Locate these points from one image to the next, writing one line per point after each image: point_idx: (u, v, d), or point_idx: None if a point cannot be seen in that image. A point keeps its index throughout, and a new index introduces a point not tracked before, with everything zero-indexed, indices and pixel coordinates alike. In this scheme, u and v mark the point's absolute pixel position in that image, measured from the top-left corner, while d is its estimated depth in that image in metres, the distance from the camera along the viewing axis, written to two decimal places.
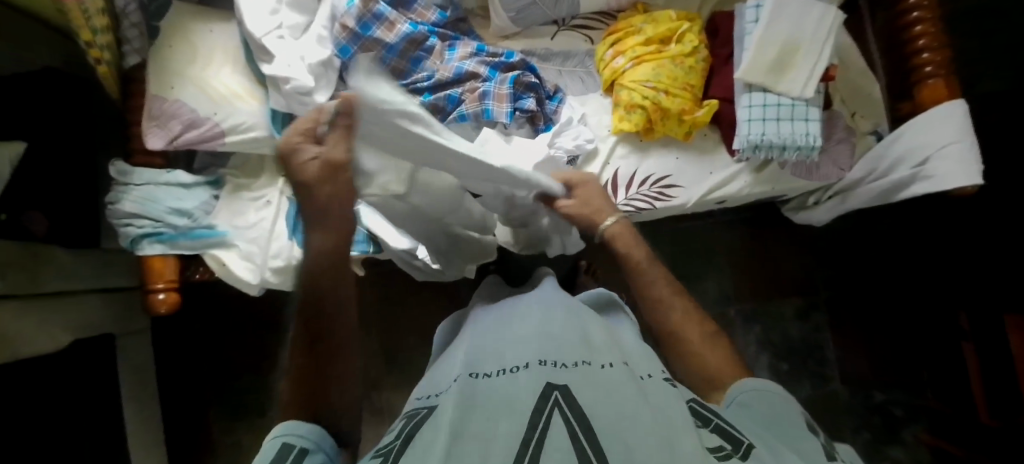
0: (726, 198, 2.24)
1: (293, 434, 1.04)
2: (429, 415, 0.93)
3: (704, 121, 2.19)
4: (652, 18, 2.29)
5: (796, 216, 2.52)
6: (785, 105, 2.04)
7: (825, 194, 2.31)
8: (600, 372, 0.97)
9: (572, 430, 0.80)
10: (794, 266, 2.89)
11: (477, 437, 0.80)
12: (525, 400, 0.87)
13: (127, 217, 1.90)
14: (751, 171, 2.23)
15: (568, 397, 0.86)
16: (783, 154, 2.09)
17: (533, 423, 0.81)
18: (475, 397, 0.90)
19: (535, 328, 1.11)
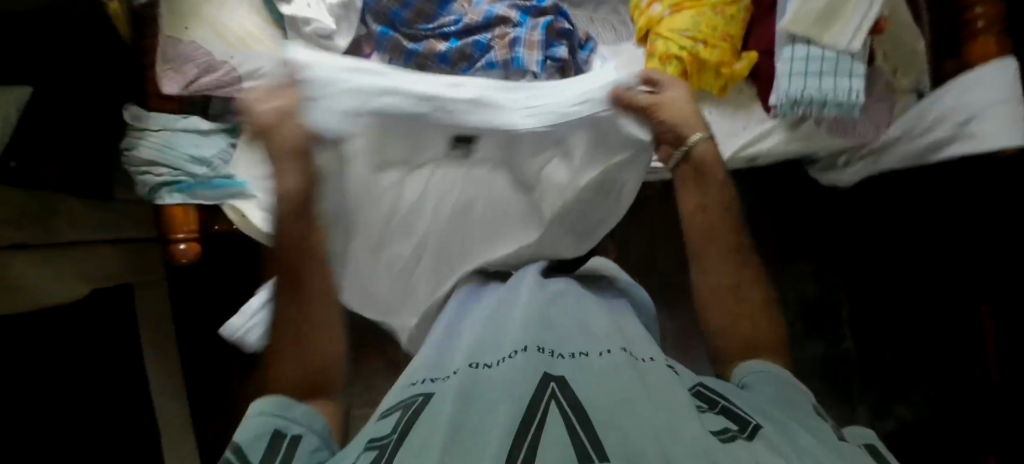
0: (758, 156, 2.00)
1: (271, 411, 0.98)
2: (425, 406, 0.82)
3: (743, 75, 1.99)
4: None
5: (822, 176, 2.26)
6: (830, 58, 1.78)
7: (857, 153, 2.07)
8: (602, 360, 0.88)
9: (572, 420, 0.72)
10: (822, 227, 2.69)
11: (477, 448, 0.68)
12: (527, 395, 0.77)
13: (146, 166, 1.88)
14: (786, 128, 1.97)
15: (565, 390, 0.78)
16: (821, 111, 1.84)
17: (531, 428, 0.70)
18: (468, 418, 0.74)
19: (542, 313, 1.04)
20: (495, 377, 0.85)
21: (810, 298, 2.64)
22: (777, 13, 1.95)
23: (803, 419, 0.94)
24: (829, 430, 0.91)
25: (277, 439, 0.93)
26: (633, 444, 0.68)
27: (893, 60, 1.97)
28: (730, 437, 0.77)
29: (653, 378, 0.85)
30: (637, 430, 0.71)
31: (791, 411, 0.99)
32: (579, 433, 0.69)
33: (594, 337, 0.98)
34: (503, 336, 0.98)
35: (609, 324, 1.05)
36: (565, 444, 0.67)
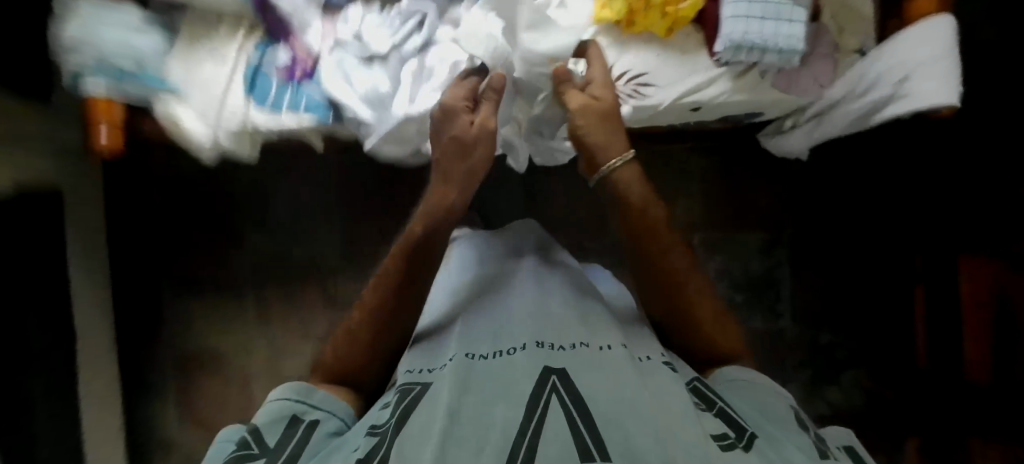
0: (701, 105, 1.70)
1: (292, 398, 0.97)
2: (418, 401, 0.78)
3: (688, 18, 1.62)
4: None
5: (771, 141, 2.08)
6: (773, 2, 1.52)
7: (803, 116, 1.85)
8: (601, 353, 0.85)
9: (571, 418, 0.68)
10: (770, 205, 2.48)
11: (473, 446, 0.65)
12: (522, 392, 0.73)
13: (68, 47, 1.61)
14: (731, 77, 1.66)
15: (566, 384, 0.74)
16: (761, 59, 1.58)
17: (532, 427, 0.67)
18: (462, 411, 0.70)
19: (533, 304, 1.01)
20: (488, 366, 0.82)
21: (755, 272, 2.51)
22: None
23: (780, 426, 0.87)
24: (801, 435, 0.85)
25: (297, 425, 0.93)
26: (634, 444, 0.65)
27: (838, 16, 1.69)
28: (729, 442, 0.72)
29: (652, 372, 0.82)
30: (639, 424, 0.68)
31: (768, 420, 0.89)
32: (580, 430, 0.66)
33: (592, 330, 0.93)
34: (497, 327, 0.95)
35: (603, 316, 1.02)
36: (567, 444, 0.64)
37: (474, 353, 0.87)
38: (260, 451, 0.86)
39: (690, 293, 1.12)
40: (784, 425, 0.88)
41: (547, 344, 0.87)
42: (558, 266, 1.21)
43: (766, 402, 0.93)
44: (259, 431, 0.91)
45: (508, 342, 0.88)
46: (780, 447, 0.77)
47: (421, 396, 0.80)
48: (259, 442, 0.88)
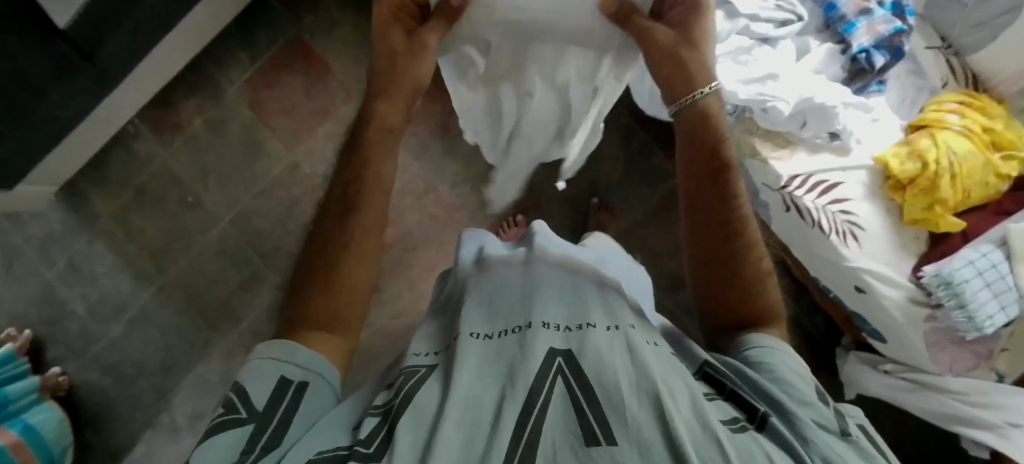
0: (850, 228, 0.72)
1: (304, 365, 0.38)
2: (420, 384, 0.38)
3: (923, 254, 0.73)
4: (995, 119, 0.70)
5: (859, 368, 0.88)
6: (1003, 284, 0.68)
7: (990, 266, 0.68)
8: (614, 339, 0.40)
9: (576, 397, 0.35)
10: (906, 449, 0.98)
11: (474, 430, 0.34)
12: (516, 366, 0.38)
13: None
14: (896, 281, 0.73)
15: (576, 362, 0.38)
16: (940, 288, 0.70)
17: (531, 407, 0.34)
18: (427, 405, 0.36)
19: (542, 286, 0.47)
20: (494, 355, 0.40)
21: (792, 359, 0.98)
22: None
23: (803, 403, 0.39)
24: (822, 404, 0.39)
25: (291, 386, 0.37)
26: (645, 428, 0.32)
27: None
28: (732, 426, 0.35)
29: (672, 359, 0.41)
30: (648, 407, 0.33)
31: (785, 390, 0.39)
32: (582, 409, 0.34)
33: (602, 313, 0.44)
34: (483, 302, 0.47)
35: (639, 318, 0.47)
36: (569, 424, 0.33)
37: (468, 334, 0.42)
38: (248, 415, 0.34)
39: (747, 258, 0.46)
40: (794, 387, 0.40)
41: (552, 327, 0.42)
42: (572, 254, 0.54)
43: (795, 383, 0.40)
44: (246, 384, 0.36)
45: (508, 317, 0.44)
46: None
47: (422, 382, 0.39)
48: (246, 398, 0.35)
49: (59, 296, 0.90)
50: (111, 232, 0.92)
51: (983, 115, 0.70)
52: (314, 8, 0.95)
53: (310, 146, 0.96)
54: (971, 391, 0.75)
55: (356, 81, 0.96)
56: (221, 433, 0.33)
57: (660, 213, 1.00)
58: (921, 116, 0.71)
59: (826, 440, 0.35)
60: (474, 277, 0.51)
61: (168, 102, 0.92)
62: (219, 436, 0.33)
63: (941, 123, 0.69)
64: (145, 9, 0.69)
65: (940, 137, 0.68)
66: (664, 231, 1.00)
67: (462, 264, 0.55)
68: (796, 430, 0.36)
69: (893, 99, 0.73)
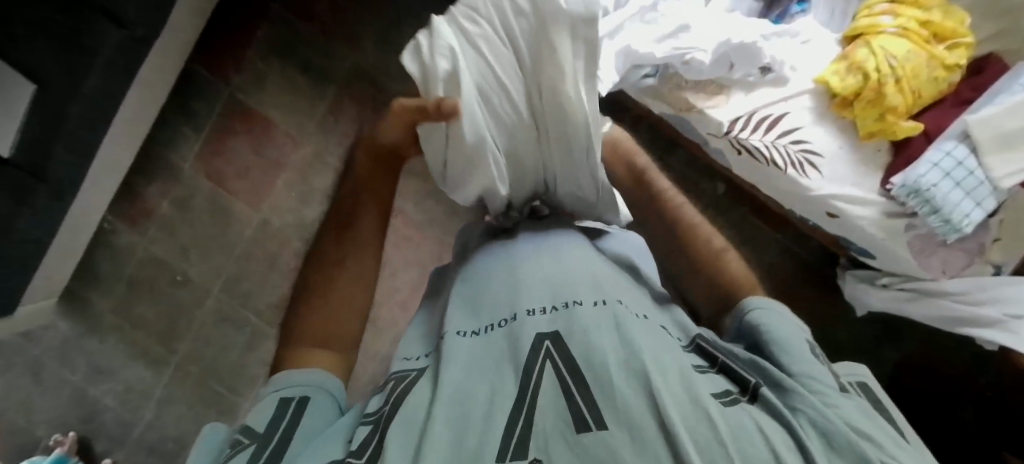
0: (806, 146, 0.70)
1: (305, 383, 0.38)
2: (413, 386, 0.37)
3: (888, 162, 0.70)
4: (928, 10, 0.68)
5: (854, 293, 0.86)
6: (972, 178, 0.66)
7: (955, 163, 0.66)
8: (602, 316, 0.39)
9: (566, 382, 0.34)
10: (921, 350, 0.98)
11: (465, 425, 0.33)
12: (505, 361, 0.37)
13: None
14: (871, 199, 0.70)
15: (563, 344, 0.37)
16: (914, 197, 0.67)
17: (523, 399, 0.34)
18: (416, 406, 0.35)
19: (528, 268, 0.45)
20: (482, 349, 0.39)
21: (786, 290, 0.98)
22: (999, 100, 0.67)
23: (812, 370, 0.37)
24: (821, 364, 0.38)
25: (292, 403, 0.37)
26: (635, 410, 0.31)
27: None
28: (723, 399, 0.34)
29: (662, 333, 0.39)
30: (639, 388, 0.32)
31: (786, 364, 0.38)
32: (575, 396, 0.33)
33: (589, 288, 0.43)
34: (482, 294, 0.45)
35: (629, 288, 0.45)
36: (561, 410, 0.32)
37: (452, 332, 0.41)
38: (251, 439, 0.34)
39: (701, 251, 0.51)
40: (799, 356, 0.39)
41: (539, 311, 0.41)
42: (555, 237, 0.50)
43: (799, 353, 0.39)
44: (250, 420, 0.36)
45: (493, 308, 0.43)
46: (795, 436, 0.32)
47: (414, 384, 0.38)
48: (248, 428, 0.35)
49: (90, 395, 0.96)
50: (119, 325, 0.97)
51: (919, 10, 0.68)
52: (240, 69, 0.96)
53: (274, 201, 0.98)
54: (970, 291, 0.71)
55: (303, 128, 0.98)
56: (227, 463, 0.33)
57: None
58: (856, 25, 0.69)
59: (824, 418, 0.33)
60: (465, 267, 0.50)
61: (134, 193, 0.96)
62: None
63: (875, 28, 0.67)
64: (84, 131, 0.68)
65: (875, 44, 0.66)
66: None
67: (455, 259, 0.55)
68: (787, 401, 0.35)
69: (819, 16, 0.72)
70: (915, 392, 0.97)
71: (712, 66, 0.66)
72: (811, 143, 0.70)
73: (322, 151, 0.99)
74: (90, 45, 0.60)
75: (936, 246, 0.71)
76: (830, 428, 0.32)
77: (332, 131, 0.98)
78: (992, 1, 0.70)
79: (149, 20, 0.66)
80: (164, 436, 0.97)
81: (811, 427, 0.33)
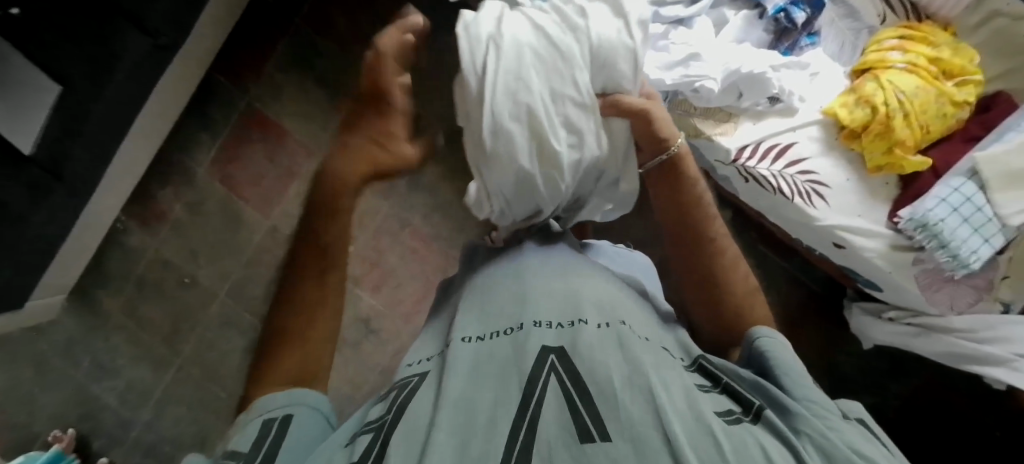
0: (813, 176, 0.70)
1: (287, 400, 0.36)
2: (414, 394, 0.38)
3: (894, 197, 0.70)
4: (938, 48, 0.69)
5: (860, 325, 0.85)
6: (980, 214, 0.66)
7: (963, 199, 0.66)
8: (606, 335, 0.39)
9: (572, 395, 0.34)
10: (926, 384, 0.97)
11: (470, 431, 0.32)
12: (510, 371, 0.37)
13: None
14: (878, 231, 0.70)
15: (569, 359, 0.37)
16: (924, 232, 0.66)
17: (527, 406, 0.34)
18: (421, 413, 0.35)
19: (533, 283, 0.46)
20: (485, 359, 0.40)
21: (789, 318, 0.98)
22: (1005, 138, 0.68)
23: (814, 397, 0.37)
24: (821, 391, 0.39)
25: (275, 421, 0.35)
26: (640, 423, 0.31)
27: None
28: (726, 418, 0.34)
29: (665, 353, 0.39)
30: (644, 403, 0.32)
31: (791, 392, 0.38)
32: (579, 407, 0.33)
33: (593, 305, 0.43)
34: (492, 304, 0.46)
35: (631, 307, 0.45)
36: (564, 419, 0.32)
37: (457, 339, 0.42)
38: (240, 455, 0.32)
39: (723, 291, 0.49)
40: (803, 386, 0.39)
41: (546, 324, 0.41)
42: (562, 256, 0.51)
43: (803, 383, 0.39)
44: (233, 444, 0.33)
45: (499, 320, 0.44)
46: (800, 453, 0.32)
47: (417, 391, 0.38)
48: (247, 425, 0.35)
49: (92, 393, 0.96)
50: (125, 324, 0.98)
51: (928, 46, 0.69)
52: (260, 79, 0.98)
53: (285, 208, 1.00)
54: (976, 328, 0.71)
55: (317, 139, 1.00)
56: None
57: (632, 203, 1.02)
58: (864, 59, 0.70)
59: (828, 444, 0.33)
60: (478, 276, 0.51)
61: (149, 195, 0.97)
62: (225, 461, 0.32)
63: (883, 63, 0.68)
64: (104, 132, 0.69)
65: (884, 78, 0.67)
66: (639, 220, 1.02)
67: (462, 273, 0.56)
68: (790, 424, 0.35)
69: (829, 49, 0.73)
70: (920, 427, 0.96)
71: (721, 94, 0.67)
72: (819, 173, 0.70)
73: None
74: (116, 47, 0.61)
75: (943, 282, 0.70)
76: (833, 451, 0.32)
77: None
78: (1003, 40, 0.71)
79: (173, 31, 0.68)
80: (161, 437, 0.97)
81: (814, 449, 0.33)
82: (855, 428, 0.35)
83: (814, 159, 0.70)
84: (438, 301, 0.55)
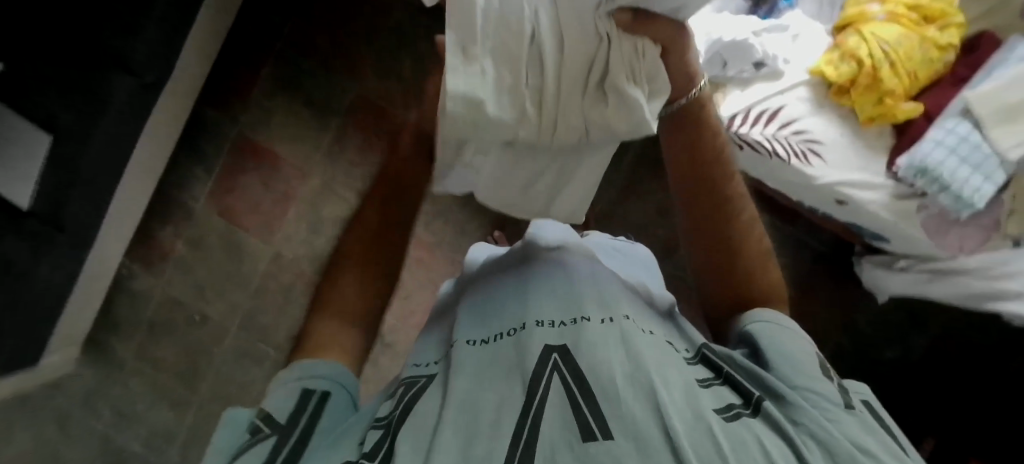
0: (806, 136, 0.70)
1: (326, 377, 0.40)
2: (420, 393, 0.38)
3: (889, 147, 0.71)
4: None
5: (873, 279, 0.85)
6: (977, 153, 0.66)
7: (960, 140, 0.66)
8: (609, 331, 0.39)
9: (573, 394, 0.33)
10: (945, 334, 0.96)
11: (472, 433, 0.32)
12: (513, 371, 0.37)
13: None
14: (878, 184, 0.70)
15: (571, 358, 0.36)
16: (924, 177, 0.66)
17: (529, 406, 0.33)
18: (426, 414, 0.35)
19: (535, 286, 0.46)
20: (489, 358, 0.39)
21: (801, 283, 0.98)
22: (997, 75, 0.68)
23: (815, 386, 0.37)
24: (825, 379, 0.38)
25: (311, 397, 0.38)
26: (641, 421, 0.31)
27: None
28: (725, 413, 0.34)
29: (667, 348, 0.39)
30: (646, 400, 0.32)
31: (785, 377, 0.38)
32: (580, 405, 0.32)
33: (597, 302, 0.43)
34: (493, 302, 0.47)
35: (632, 301, 0.46)
36: (565, 418, 0.32)
37: (462, 342, 0.42)
38: (273, 430, 0.35)
39: (733, 256, 0.49)
40: (798, 372, 0.39)
41: (548, 323, 0.41)
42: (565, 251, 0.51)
43: (798, 365, 0.39)
44: (271, 410, 0.37)
45: (503, 320, 0.44)
46: (798, 448, 0.32)
47: (423, 391, 0.38)
48: (270, 417, 0.36)
49: (115, 441, 0.96)
50: (141, 368, 0.97)
51: None
52: (248, 110, 0.99)
53: (286, 234, 1.00)
54: (989, 266, 0.71)
55: (310, 161, 1.00)
56: (252, 451, 0.34)
57: (632, 188, 1.02)
58: (845, 14, 0.71)
59: (823, 438, 0.33)
60: (479, 282, 0.52)
61: (150, 237, 0.98)
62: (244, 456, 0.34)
63: (864, 16, 0.68)
64: (103, 176, 0.69)
65: (866, 31, 0.67)
66: (642, 204, 1.02)
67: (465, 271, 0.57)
68: (789, 414, 0.35)
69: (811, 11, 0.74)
70: (942, 376, 0.96)
71: (709, 64, 0.68)
72: (812, 132, 0.70)
73: (330, 180, 1.00)
74: (104, 95, 0.61)
75: (950, 225, 0.70)
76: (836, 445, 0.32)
77: (338, 161, 1.00)
78: None
79: (158, 67, 0.66)
80: None
81: (812, 441, 0.33)
82: (853, 414, 0.36)
83: (806, 119, 0.70)
84: (448, 302, 0.55)
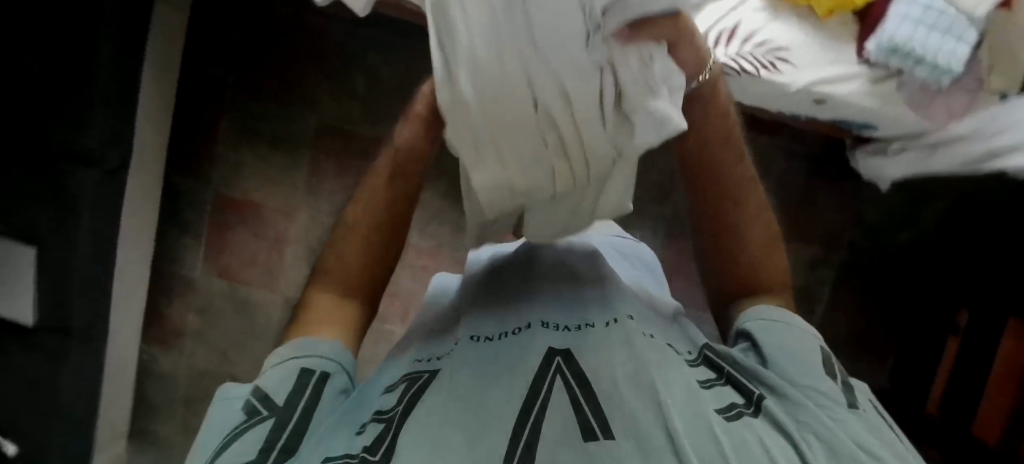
0: (770, 45, 0.69)
1: (323, 356, 0.43)
2: (424, 390, 0.41)
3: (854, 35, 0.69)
4: None
5: (870, 168, 0.85)
6: (945, 19, 0.64)
7: (925, 9, 0.64)
8: (612, 334, 0.44)
9: (575, 394, 0.38)
10: (957, 203, 0.95)
11: (477, 426, 0.36)
12: (519, 371, 0.41)
13: None
14: (853, 74, 0.69)
15: (574, 362, 0.41)
16: (895, 57, 0.65)
17: (531, 404, 0.37)
18: (425, 410, 0.38)
19: (539, 297, 0.52)
20: (495, 357, 0.44)
21: (802, 191, 0.98)
22: None
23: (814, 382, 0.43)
24: (826, 377, 0.43)
25: (310, 376, 0.42)
26: (644, 421, 0.35)
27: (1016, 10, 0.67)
28: (727, 414, 0.39)
29: (669, 350, 0.44)
30: (650, 401, 0.37)
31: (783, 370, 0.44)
32: (581, 405, 0.37)
33: (597, 310, 0.48)
34: (503, 307, 0.51)
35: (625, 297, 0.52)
36: (569, 417, 0.36)
37: (466, 339, 0.47)
38: (269, 411, 0.39)
39: (737, 235, 0.56)
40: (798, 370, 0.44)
41: (551, 328, 0.46)
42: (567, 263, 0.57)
43: (796, 357, 0.45)
44: (265, 389, 0.40)
45: (505, 324, 0.49)
46: (795, 444, 0.37)
47: (426, 388, 0.41)
48: (265, 398, 0.39)
49: None
50: (188, 442, 0.99)
51: None
52: (217, 167, 0.97)
53: (289, 278, 0.99)
54: (982, 126, 0.70)
55: (291, 202, 0.98)
56: (250, 431, 0.37)
57: None
58: None
59: (817, 431, 0.38)
60: (475, 279, 0.57)
61: (160, 315, 0.98)
62: (248, 432, 0.37)
63: None
64: (98, 280, 0.69)
65: None
66: None
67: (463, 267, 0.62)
68: (789, 409, 0.40)
69: None
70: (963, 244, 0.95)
71: None
72: (775, 40, 0.69)
73: (318, 215, 0.98)
74: (70, 193, 0.61)
75: (934, 94, 0.69)
76: (828, 436, 0.37)
77: (319, 194, 0.98)
78: None
79: (113, 151, 0.64)
80: None
81: (813, 437, 0.38)
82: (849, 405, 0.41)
83: (766, 28, 0.69)
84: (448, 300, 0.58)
